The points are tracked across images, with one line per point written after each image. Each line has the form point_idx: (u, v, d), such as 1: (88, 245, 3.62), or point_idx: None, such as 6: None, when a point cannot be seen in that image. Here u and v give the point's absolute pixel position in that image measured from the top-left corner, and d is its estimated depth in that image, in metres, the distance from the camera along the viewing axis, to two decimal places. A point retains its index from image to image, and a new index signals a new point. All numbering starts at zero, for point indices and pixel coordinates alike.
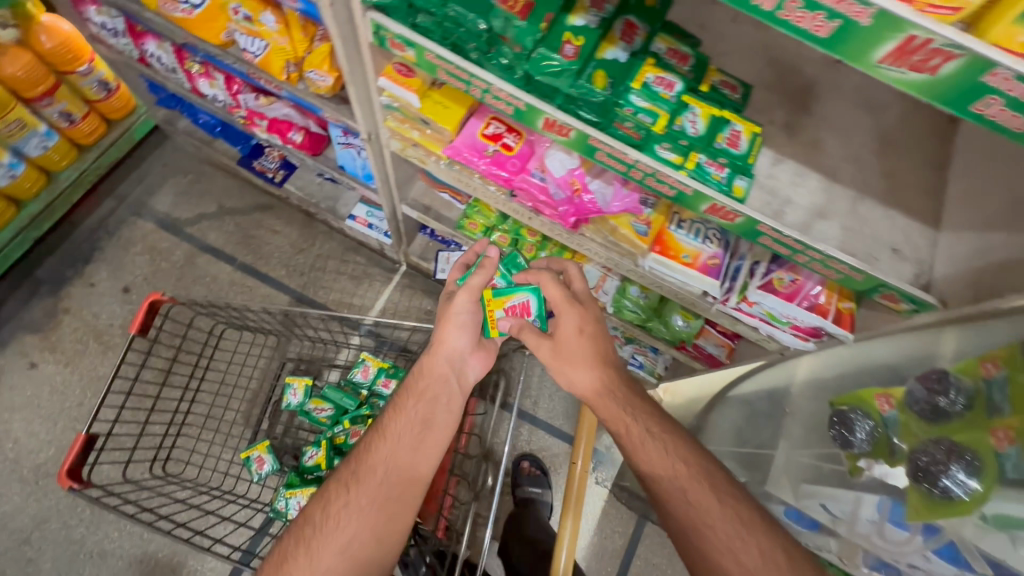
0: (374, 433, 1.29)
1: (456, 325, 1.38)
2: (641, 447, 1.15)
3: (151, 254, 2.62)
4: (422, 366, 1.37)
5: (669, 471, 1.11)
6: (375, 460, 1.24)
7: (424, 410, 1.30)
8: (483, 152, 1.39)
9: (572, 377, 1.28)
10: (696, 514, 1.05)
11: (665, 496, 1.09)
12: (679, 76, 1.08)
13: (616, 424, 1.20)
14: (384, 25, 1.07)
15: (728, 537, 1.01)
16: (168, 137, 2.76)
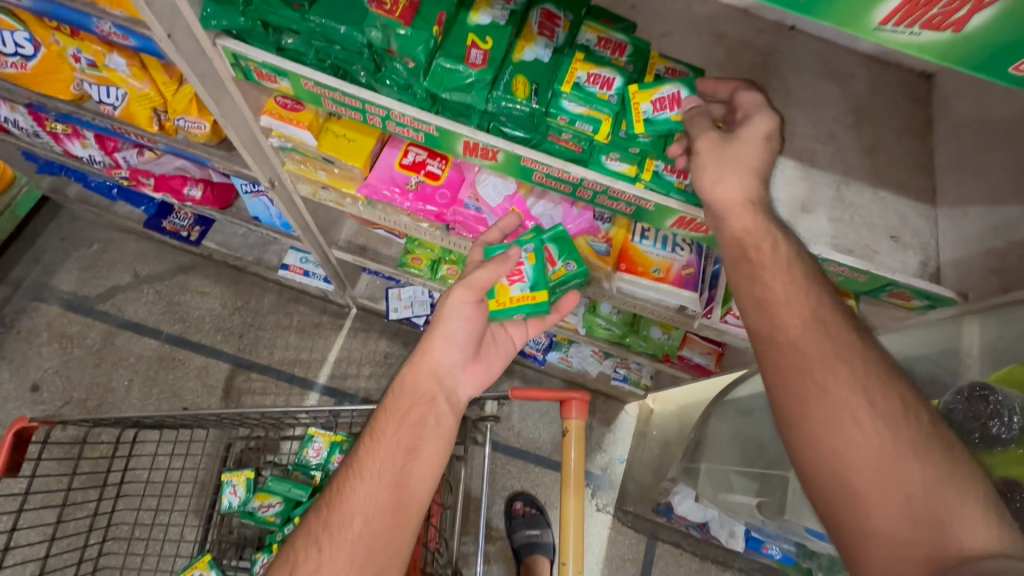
0: (347, 470, 0.94)
1: (445, 332, 1.02)
2: (777, 280, 0.75)
3: (61, 341, 2.29)
4: (402, 383, 1.01)
5: (807, 306, 0.73)
6: (351, 507, 0.89)
7: (408, 440, 0.94)
8: (405, 186, 1.16)
9: (715, 177, 0.79)
10: (825, 354, 0.69)
11: (788, 344, 0.72)
12: (616, 69, 0.87)
13: (753, 244, 0.78)
14: (243, 54, 0.83)
15: (857, 380, 0.67)
16: (62, 206, 2.43)
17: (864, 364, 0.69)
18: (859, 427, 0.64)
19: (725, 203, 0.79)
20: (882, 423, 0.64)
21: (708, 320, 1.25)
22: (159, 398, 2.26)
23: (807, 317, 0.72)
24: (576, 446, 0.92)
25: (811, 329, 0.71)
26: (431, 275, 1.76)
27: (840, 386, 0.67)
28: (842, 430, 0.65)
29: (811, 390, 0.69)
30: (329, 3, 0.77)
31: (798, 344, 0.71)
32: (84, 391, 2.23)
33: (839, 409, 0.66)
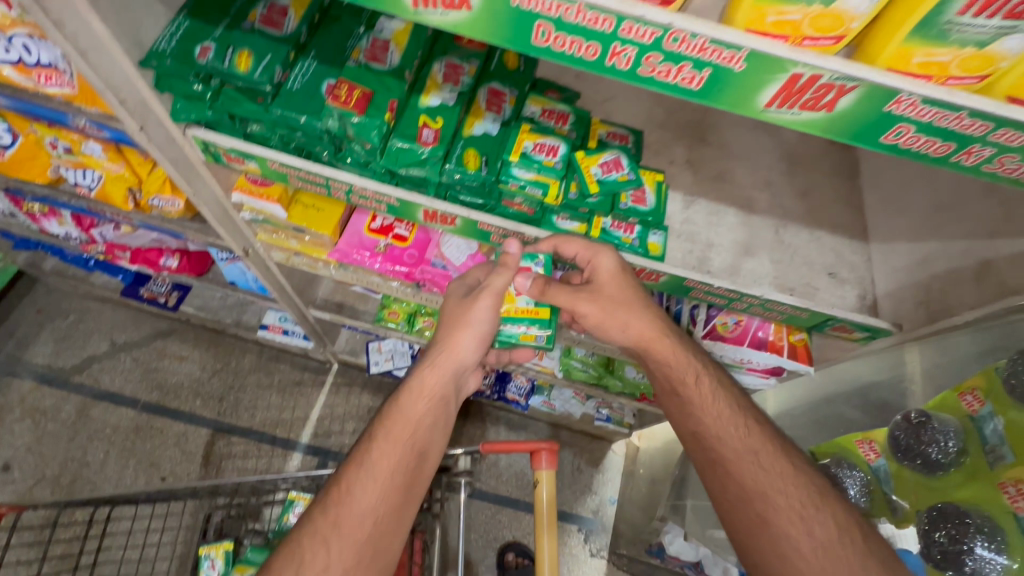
0: (357, 468, 0.89)
1: (474, 332, 0.97)
2: (710, 405, 0.89)
3: (34, 417, 2.25)
4: (417, 383, 1.00)
5: (735, 431, 0.86)
6: (364, 507, 0.85)
7: (422, 442, 0.94)
8: (374, 249, 1.21)
9: (621, 326, 0.94)
10: (763, 479, 0.80)
11: (727, 464, 0.83)
12: (560, 137, 0.93)
13: (680, 378, 0.92)
14: (211, 141, 0.89)
15: (794, 506, 0.77)
16: (39, 279, 2.44)
17: (798, 480, 0.80)
18: (804, 556, 0.73)
19: (645, 339, 0.94)
20: (823, 546, 0.73)
21: None
22: (136, 469, 2.21)
23: (738, 440, 0.85)
24: (549, 494, 0.94)
25: (751, 445, 0.84)
26: (408, 328, 1.78)
27: (780, 515, 0.77)
28: (788, 560, 0.73)
29: (756, 520, 0.78)
30: (290, 95, 0.83)
31: (734, 473, 0.82)
32: (58, 467, 2.17)
33: (778, 530, 0.76)
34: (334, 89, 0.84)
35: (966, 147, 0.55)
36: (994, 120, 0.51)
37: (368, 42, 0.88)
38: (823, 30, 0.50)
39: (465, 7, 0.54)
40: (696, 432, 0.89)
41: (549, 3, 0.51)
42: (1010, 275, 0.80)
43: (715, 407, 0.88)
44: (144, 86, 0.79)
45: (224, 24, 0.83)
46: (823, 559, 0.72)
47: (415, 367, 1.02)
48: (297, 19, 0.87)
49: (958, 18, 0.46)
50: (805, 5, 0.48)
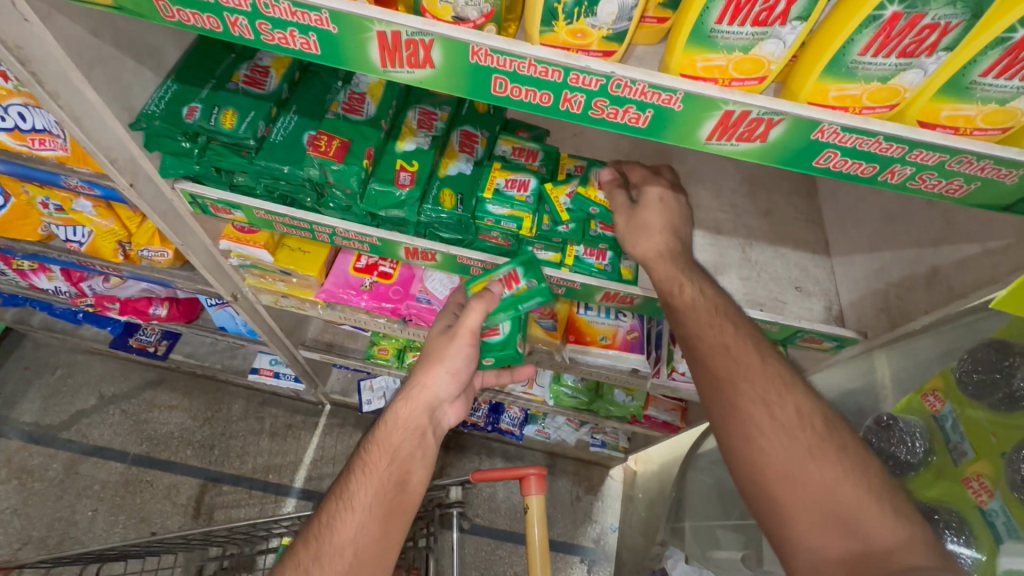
0: (337, 500, 0.90)
1: (447, 368, 0.98)
2: (696, 307, 0.82)
3: (20, 477, 2.20)
4: (392, 415, 0.99)
5: (717, 330, 0.80)
6: (342, 539, 0.85)
7: (400, 471, 0.92)
8: (359, 287, 1.25)
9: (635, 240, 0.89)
10: (735, 368, 0.76)
11: (703, 357, 0.79)
12: (531, 173, 0.99)
13: (672, 285, 0.85)
14: (200, 193, 0.94)
15: (760, 391, 0.73)
16: (26, 335, 2.43)
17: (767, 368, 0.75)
18: (763, 432, 0.70)
19: (645, 256, 0.88)
20: (785, 430, 0.70)
21: (658, 378, 1.29)
22: (125, 525, 2.15)
23: (718, 336, 0.79)
24: (539, 520, 0.95)
25: (729, 343, 0.78)
26: (399, 363, 1.80)
27: (747, 399, 0.73)
28: (754, 443, 0.70)
29: (726, 407, 0.74)
30: (273, 147, 0.89)
31: (711, 365, 0.77)
32: (45, 528, 2.12)
33: (748, 419, 0.71)
34: (314, 140, 0.90)
35: (889, 167, 0.61)
36: (907, 143, 0.57)
37: (345, 96, 0.95)
38: (747, 73, 0.56)
39: (429, 65, 0.60)
40: (683, 335, 0.82)
41: (503, 59, 0.57)
42: (957, 280, 0.83)
43: (689, 303, 0.83)
44: (133, 145, 0.84)
45: (210, 86, 0.89)
46: (783, 438, 0.70)
47: (391, 402, 1.01)
48: (278, 78, 0.93)
49: (861, 57, 0.52)
50: (727, 52, 0.54)
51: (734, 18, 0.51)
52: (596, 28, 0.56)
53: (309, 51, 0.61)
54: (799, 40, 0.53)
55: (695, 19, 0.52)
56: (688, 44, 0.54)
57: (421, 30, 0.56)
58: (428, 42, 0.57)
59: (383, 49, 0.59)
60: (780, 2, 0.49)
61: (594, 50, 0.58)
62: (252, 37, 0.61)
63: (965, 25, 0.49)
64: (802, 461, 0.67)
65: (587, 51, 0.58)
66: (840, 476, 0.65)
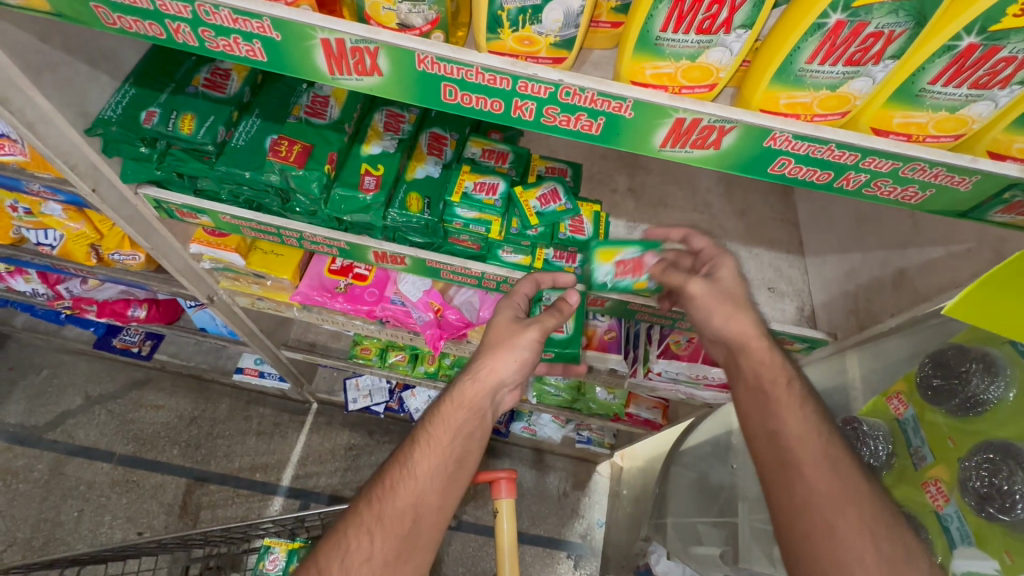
0: (399, 466, 0.84)
1: (516, 351, 0.92)
2: (795, 405, 0.77)
3: (6, 478, 2.20)
4: (458, 390, 0.91)
5: (820, 438, 0.73)
6: (403, 507, 0.81)
7: (462, 450, 0.86)
8: (334, 290, 1.25)
9: (724, 316, 0.84)
10: (838, 487, 0.68)
11: (801, 466, 0.71)
12: (499, 175, 0.98)
13: (770, 378, 0.80)
14: (164, 199, 0.93)
15: (865, 519, 0.66)
16: (10, 336, 2.42)
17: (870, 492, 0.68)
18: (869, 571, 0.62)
19: (741, 339, 0.83)
20: (889, 564, 0.62)
21: (635, 379, 1.31)
22: (112, 525, 2.16)
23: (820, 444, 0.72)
24: (508, 524, 0.95)
25: (832, 457, 0.71)
26: (381, 363, 1.81)
27: (853, 528, 0.65)
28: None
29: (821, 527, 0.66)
30: (234, 152, 0.88)
31: (808, 475, 0.70)
32: (31, 529, 2.12)
33: (846, 544, 0.64)
34: (276, 144, 0.89)
35: (843, 174, 0.60)
36: (860, 150, 0.57)
37: (308, 99, 0.94)
38: (696, 80, 0.55)
39: (376, 73, 0.59)
40: (772, 432, 0.75)
41: (449, 67, 0.56)
42: (922, 283, 0.83)
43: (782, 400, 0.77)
44: (91, 151, 0.83)
45: (170, 90, 0.88)
46: None
47: (455, 377, 0.94)
48: (240, 81, 0.92)
49: (808, 65, 0.52)
50: (675, 59, 0.53)
51: (678, 26, 0.51)
52: (542, 35, 0.55)
53: (255, 58, 0.60)
54: (746, 47, 0.52)
55: (640, 26, 0.51)
56: (636, 51, 0.53)
57: (364, 37, 0.54)
58: (373, 49, 0.56)
59: (329, 56, 0.58)
60: (723, 10, 0.49)
61: (543, 56, 0.57)
62: (197, 44, 0.60)
63: (909, 33, 0.48)
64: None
65: (535, 58, 0.57)
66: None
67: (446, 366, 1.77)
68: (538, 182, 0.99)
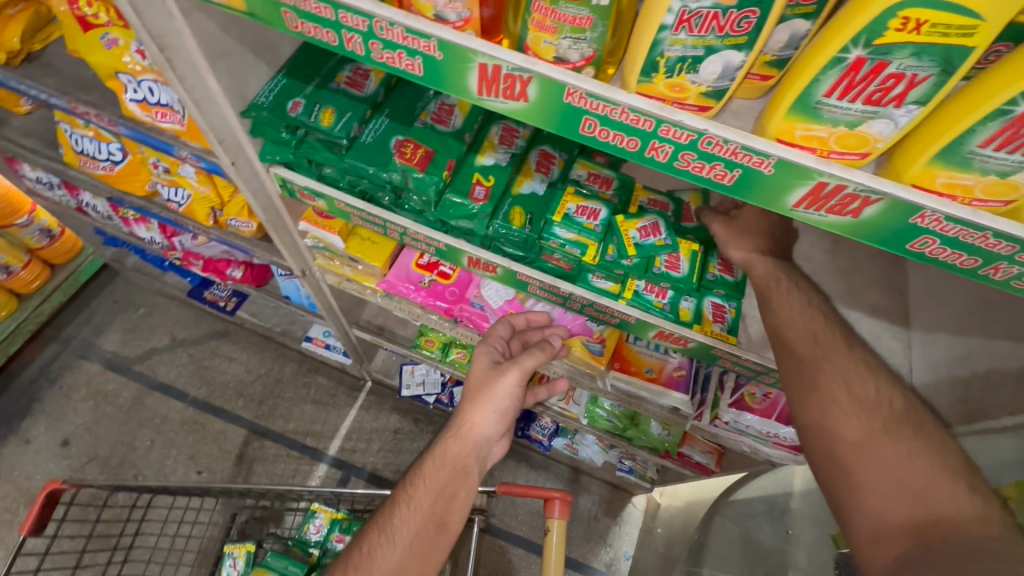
0: (379, 533, 0.97)
1: (494, 408, 1.06)
2: (788, 300, 0.84)
3: (95, 399, 2.44)
4: (440, 452, 1.04)
5: (805, 319, 0.83)
6: (381, 570, 0.92)
7: (441, 512, 0.99)
8: (419, 283, 1.31)
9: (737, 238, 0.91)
10: (818, 350, 0.80)
11: (789, 344, 0.81)
12: (603, 202, 0.99)
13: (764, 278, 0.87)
14: (290, 179, 1.00)
15: (842, 370, 0.77)
16: (119, 273, 2.68)
17: (864, 370, 0.78)
18: (843, 406, 0.74)
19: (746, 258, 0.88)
20: (863, 407, 0.74)
21: (698, 423, 1.28)
22: (176, 459, 2.35)
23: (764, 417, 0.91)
24: (558, 546, 0.96)
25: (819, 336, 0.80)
26: (442, 357, 1.87)
27: (831, 376, 0.77)
28: (831, 415, 0.75)
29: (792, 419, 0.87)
30: (362, 148, 0.94)
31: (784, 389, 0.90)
32: (109, 449, 2.34)
33: (828, 392, 0.76)
34: (401, 146, 0.94)
35: (992, 263, 0.57)
36: (1020, 242, 0.53)
37: (435, 106, 0.99)
38: (848, 147, 0.54)
39: (522, 99, 0.61)
40: (770, 319, 0.84)
41: (596, 103, 0.58)
42: None
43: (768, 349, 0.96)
44: (240, 130, 0.92)
45: (315, 83, 0.96)
46: (861, 414, 0.74)
47: (438, 438, 1.07)
48: (376, 82, 0.99)
49: (980, 149, 0.49)
50: (832, 125, 0.53)
51: (844, 94, 0.50)
52: (696, 83, 0.55)
53: (413, 72, 0.64)
54: (913, 122, 0.51)
55: (802, 89, 0.51)
56: (791, 111, 0.53)
57: (521, 66, 0.57)
58: (526, 78, 0.58)
59: (482, 79, 0.61)
60: (898, 85, 0.48)
61: (690, 103, 0.58)
62: (364, 53, 0.65)
63: None
64: (879, 436, 0.71)
65: (682, 104, 0.58)
66: (968, 516, 0.63)
67: None
68: (640, 213, 0.99)
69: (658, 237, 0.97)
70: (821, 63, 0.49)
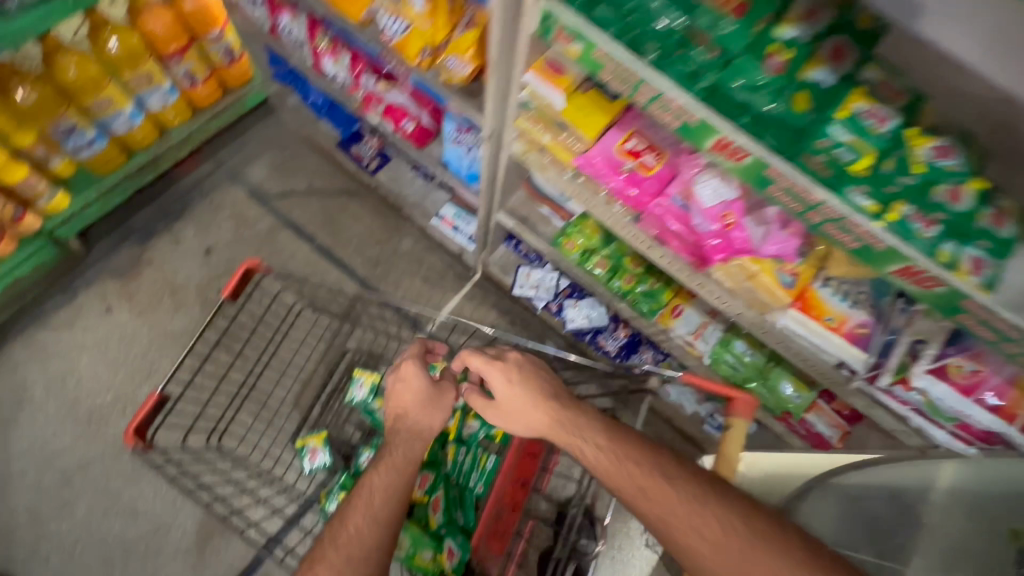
0: (361, 493, 1.19)
1: (421, 403, 1.34)
2: (583, 430, 1.23)
3: (237, 221, 2.63)
4: (409, 429, 1.31)
5: (616, 462, 1.15)
6: (359, 524, 1.15)
7: (410, 473, 1.24)
8: (619, 168, 1.28)
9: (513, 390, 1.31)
10: (687, 510, 1.05)
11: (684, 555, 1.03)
12: (895, 112, 0.93)
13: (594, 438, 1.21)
14: (558, 14, 0.97)
15: (694, 503, 1.06)
16: (275, 110, 2.79)
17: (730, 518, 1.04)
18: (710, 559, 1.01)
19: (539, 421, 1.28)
20: (705, 514, 1.05)
21: (869, 383, 1.27)
22: None
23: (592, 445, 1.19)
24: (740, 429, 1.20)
25: (687, 513, 1.05)
26: (579, 263, 1.85)
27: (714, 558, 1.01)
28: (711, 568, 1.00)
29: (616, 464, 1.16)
30: None
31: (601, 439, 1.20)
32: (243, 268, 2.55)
33: (695, 546, 1.02)
34: None
35: None
36: None
37: None
38: None
39: None
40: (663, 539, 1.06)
41: None
42: None
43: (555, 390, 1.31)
44: None
45: None
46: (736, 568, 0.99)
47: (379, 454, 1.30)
48: None
49: None
50: None
51: None
52: None
53: None
54: None
55: None
56: None
57: None
58: None
59: None
60: None
61: None
62: None
63: None
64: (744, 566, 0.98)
65: None
66: None
67: (639, 291, 1.79)
68: (934, 134, 0.94)
69: (949, 160, 0.91)
70: None
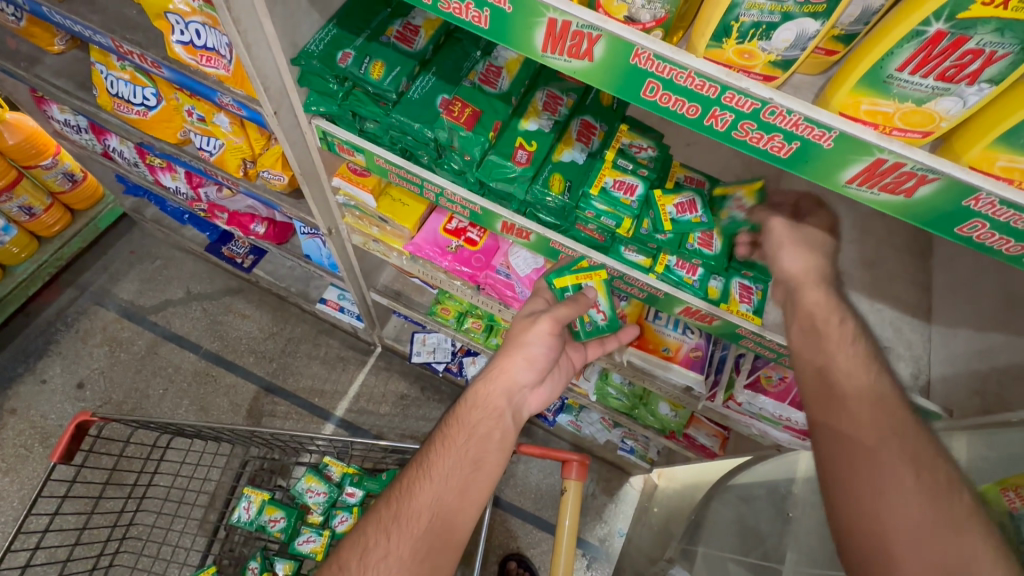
0: (417, 470, 0.93)
1: (522, 355, 1.04)
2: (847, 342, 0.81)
3: (110, 345, 2.47)
4: (473, 397, 1.02)
5: (867, 374, 0.78)
6: (420, 504, 0.89)
7: (477, 450, 0.95)
8: (445, 248, 1.32)
9: (792, 257, 0.87)
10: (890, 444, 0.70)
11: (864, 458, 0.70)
12: (640, 177, 0.99)
13: (823, 319, 0.83)
14: (332, 132, 1.03)
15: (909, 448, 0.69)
16: (137, 223, 2.68)
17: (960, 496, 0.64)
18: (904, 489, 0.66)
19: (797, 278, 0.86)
20: (927, 491, 0.65)
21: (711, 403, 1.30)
22: (187, 409, 2.39)
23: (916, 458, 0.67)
24: (572, 502, 1.07)
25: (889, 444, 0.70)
26: (456, 327, 1.89)
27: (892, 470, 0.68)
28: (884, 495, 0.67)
29: (861, 456, 0.71)
30: (409, 104, 0.97)
31: (853, 410, 0.74)
32: (123, 394, 2.38)
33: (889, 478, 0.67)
34: (449, 104, 0.97)
35: None
36: None
37: (483, 67, 1.02)
38: (913, 125, 0.56)
39: (587, 58, 0.62)
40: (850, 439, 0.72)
41: (663, 65, 0.59)
42: None
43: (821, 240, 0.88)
44: (288, 78, 0.96)
45: (365, 36, 0.99)
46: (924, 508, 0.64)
47: (472, 384, 1.05)
48: (426, 39, 1.02)
49: None
50: (899, 100, 0.54)
51: (918, 68, 0.51)
52: (765, 51, 0.56)
53: (478, 24, 0.64)
54: (982, 101, 0.52)
55: (875, 62, 0.52)
56: (859, 83, 0.54)
57: (591, 24, 0.58)
58: (595, 36, 0.59)
59: (549, 35, 0.62)
60: (975, 61, 0.49)
61: (756, 72, 0.59)
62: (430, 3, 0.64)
63: None
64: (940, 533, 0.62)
65: (748, 71, 0.59)
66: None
67: None
68: (677, 189, 1.01)
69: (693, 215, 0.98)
70: (898, 35, 0.50)
